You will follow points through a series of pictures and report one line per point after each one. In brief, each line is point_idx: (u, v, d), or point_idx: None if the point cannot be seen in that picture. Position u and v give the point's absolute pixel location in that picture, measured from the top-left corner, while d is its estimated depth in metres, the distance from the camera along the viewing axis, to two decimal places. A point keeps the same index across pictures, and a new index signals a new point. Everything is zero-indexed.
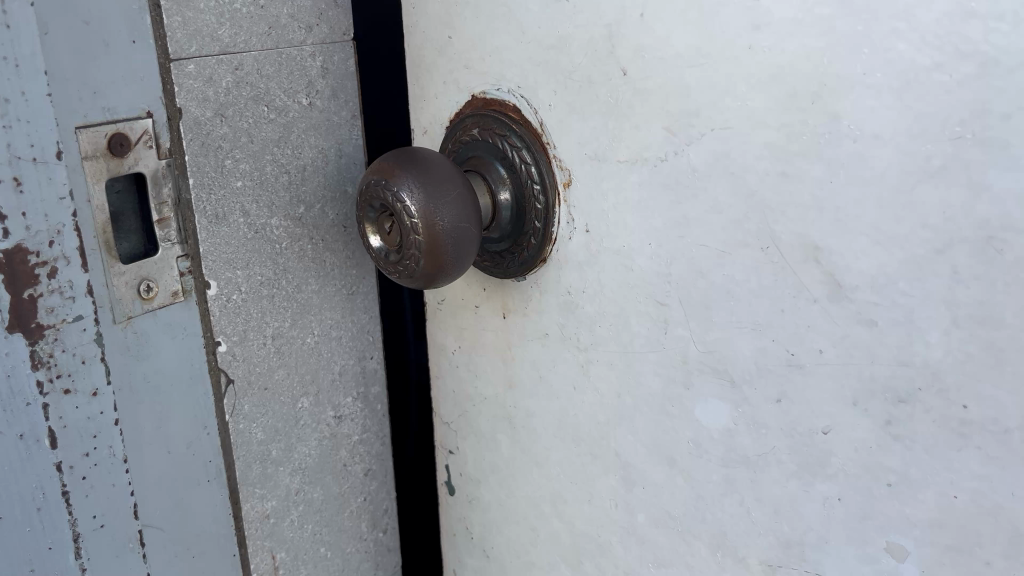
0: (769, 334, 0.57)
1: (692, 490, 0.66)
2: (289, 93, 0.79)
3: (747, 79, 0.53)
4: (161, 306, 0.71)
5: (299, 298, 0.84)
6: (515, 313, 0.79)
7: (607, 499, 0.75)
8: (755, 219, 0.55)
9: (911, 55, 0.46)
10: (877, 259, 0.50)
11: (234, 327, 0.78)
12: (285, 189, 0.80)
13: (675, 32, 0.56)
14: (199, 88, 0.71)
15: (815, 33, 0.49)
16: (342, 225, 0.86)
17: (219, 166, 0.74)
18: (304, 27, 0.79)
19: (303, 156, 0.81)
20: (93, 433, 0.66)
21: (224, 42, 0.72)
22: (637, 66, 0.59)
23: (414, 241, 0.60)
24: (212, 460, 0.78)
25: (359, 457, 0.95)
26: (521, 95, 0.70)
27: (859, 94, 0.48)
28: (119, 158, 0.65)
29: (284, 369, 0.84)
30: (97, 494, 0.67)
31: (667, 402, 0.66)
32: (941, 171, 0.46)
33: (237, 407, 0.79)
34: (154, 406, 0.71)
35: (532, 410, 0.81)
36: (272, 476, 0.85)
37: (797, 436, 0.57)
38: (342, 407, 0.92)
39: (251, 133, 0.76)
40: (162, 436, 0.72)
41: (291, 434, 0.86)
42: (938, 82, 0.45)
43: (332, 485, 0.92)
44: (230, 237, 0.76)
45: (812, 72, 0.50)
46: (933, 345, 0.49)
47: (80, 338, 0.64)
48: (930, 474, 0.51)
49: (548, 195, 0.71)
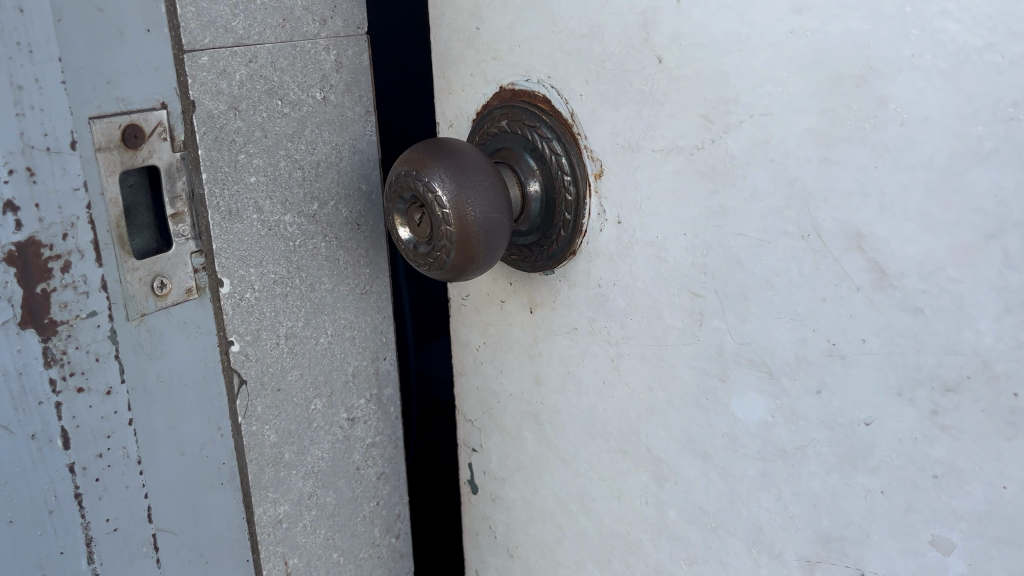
0: (810, 324, 0.57)
1: (727, 485, 0.66)
2: (304, 87, 0.77)
3: (789, 65, 0.53)
4: (174, 304, 0.69)
5: (313, 297, 0.82)
6: (542, 307, 0.79)
7: (637, 495, 0.75)
8: (795, 207, 0.55)
9: (962, 35, 0.45)
10: (924, 245, 0.50)
11: (248, 326, 0.76)
12: (299, 185, 0.78)
13: (714, 19, 0.56)
14: (213, 81, 0.69)
15: (860, 16, 0.49)
16: (356, 223, 0.85)
17: (233, 161, 0.72)
18: (318, 19, 0.78)
19: (317, 152, 0.80)
20: (106, 433, 0.64)
21: (237, 34, 0.71)
22: (673, 54, 0.60)
23: (445, 232, 0.65)
24: (226, 462, 0.76)
25: (372, 461, 0.94)
26: (551, 86, 0.71)
27: (907, 77, 0.48)
28: (133, 150, 0.64)
29: (297, 370, 0.82)
30: (110, 497, 0.65)
31: (702, 395, 0.66)
32: (993, 154, 0.46)
33: (249, 408, 0.77)
34: (169, 406, 0.69)
35: (560, 406, 0.81)
36: (285, 480, 0.83)
37: (838, 427, 0.57)
38: (355, 408, 0.90)
39: (265, 127, 0.74)
40: (177, 437, 0.70)
41: (304, 436, 0.84)
42: (989, 62, 0.45)
43: (345, 489, 0.90)
44: (244, 234, 0.74)
45: (856, 56, 0.50)
46: (983, 333, 0.48)
47: (94, 335, 0.62)
48: (980, 465, 0.51)
49: (578, 187, 0.71)
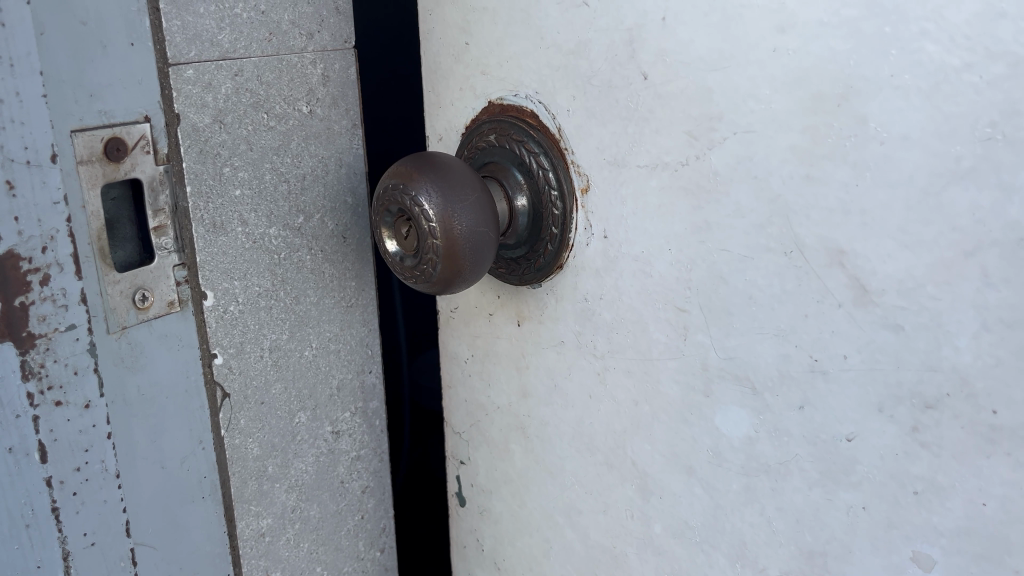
0: (792, 340, 0.57)
1: (711, 499, 0.66)
2: (290, 100, 0.77)
3: (771, 82, 0.53)
4: (156, 317, 0.68)
5: (298, 310, 0.82)
6: (530, 320, 0.79)
7: (623, 509, 0.75)
8: (778, 223, 0.55)
9: (940, 55, 0.46)
10: (904, 262, 0.50)
11: (231, 340, 0.76)
12: (284, 199, 0.78)
13: (698, 37, 0.57)
14: (198, 94, 0.69)
15: (841, 35, 0.49)
16: (342, 235, 0.85)
17: (217, 174, 0.72)
18: (305, 33, 0.78)
19: (303, 165, 0.79)
20: (84, 447, 0.63)
21: (223, 48, 0.71)
22: (659, 70, 0.60)
23: (432, 245, 0.65)
24: (208, 476, 0.75)
25: (357, 474, 0.93)
26: (539, 100, 0.71)
27: (887, 95, 0.48)
28: (115, 163, 0.63)
29: (281, 384, 0.82)
30: (88, 511, 0.64)
31: (687, 409, 0.66)
32: (971, 173, 0.46)
33: (232, 421, 0.77)
34: (150, 420, 0.69)
35: (547, 419, 0.80)
36: (268, 493, 0.82)
37: (820, 443, 0.57)
38: (340, 422, 0.90)
39: (250, 141, 0.74)
40: (158, 451, 0.70)
41: (288, 450, 0.84)
42: (967, 83, 0.45)
43: (329, 502, 0.90)
44: (228, 246, 0.74)
45: (838, 75, 0.50)
46: (962, 350, 0.49)
47: (73, 349, 0.61)
48: (961, 481, 0.51)
49: (565, 201, 0.71)
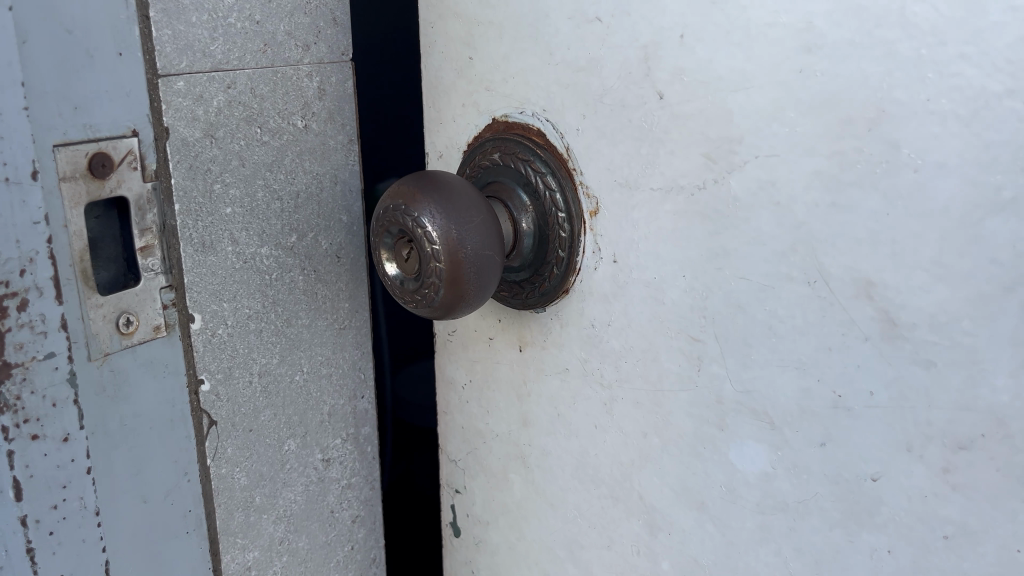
0: (814, 374, 0.54)
1: (723, 537, 0.63)
2: (284, 114, 0.74)
3: (796, 105, 0.51)
4: (141, 342, 0.64)
5: (288, 333, 0.78)
6: (532, 345, 0.76)
7: (628, 545, 0.72)
8: (801, 252, 0.53)
9: (980, 80, 0.43)
10: (938, 296, 0.48)
11: (218, 364, 0.72)
12: (276, 217, 0.75)
13: (718, 56, 0.54)
14: (188, 107, 0.66)
15: (874, 57, 0.47)
16: (336, 255, 0.81)
17: (207, 191, 0.68)
18: (302, 45, 0.75)
19: (297, 182, 0.76)
20: (62, 483, 0.59)
21: (216, 59, 0.67)
22: (675, 89, 0.58)
23: (434, 268, 0.62)
24: (192, 510, 0.71)
25: (347, 503, 0.89)
26: (546, 119, 0.69)
27: (922, 121, 0.46)
28: (100, 180, 0.60)
29: (270, 410, 0.78)
30: (65, 551, 0.60)
31: (698, 443, 0.63)
32: (1012, 203, 0.44)
33: (219, 450, 0.73)
34: (133, 451, 0.65)
35: (549, 449, 0.77)
36: (255, 525, 0.78)
37: (843, 482, 0.54)
38: (331, 449, 0.86)
39: (242, 156, 0.71)
40: (140, 485, 0.66)
41: (276, 479, 0.80)
42: (1010, 108, 0.43)
43: (319, 533, 0.86)
44: (216, 267, 0.70)
45: (869, 98, 0.48)
46: (999, 389, 0.46)
47: (51, 378, 0.57)
48: (994, 526, 0.48)
49: (573, 223, 0.68)
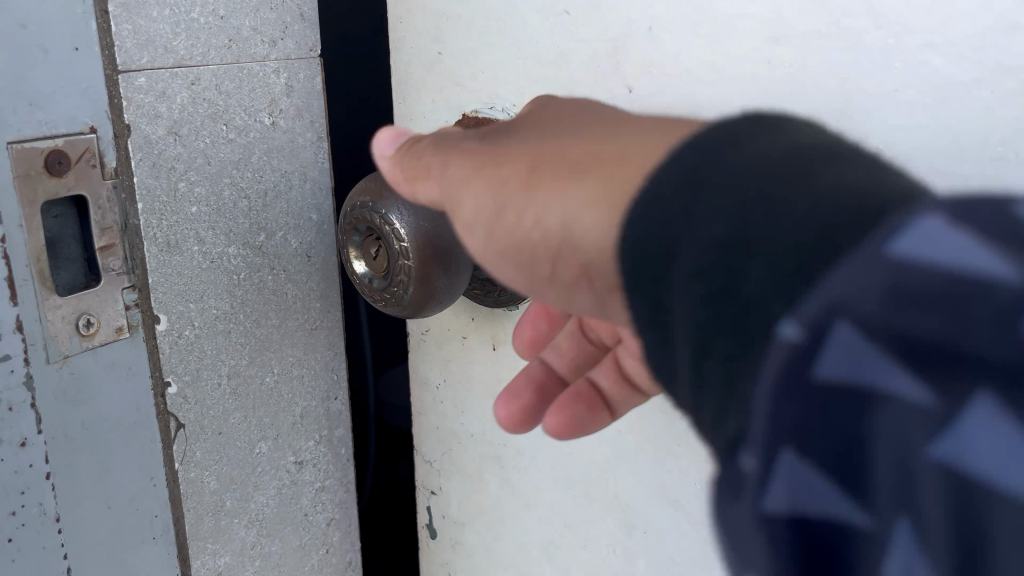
0: None
1: (697, 535, 0.63)
2: (250, 111, 0.72)
3: (763, 98, 0.51)
4: (102, 344, 0.63)
5: (257, 334, 0.77)
6: (506, 344, 0.75)
7: (603, 544, 0.71)
8: None
9: (949, 69, 0.44)
10: None
11: (186, 367, 0.71)
12: (243, 215, 0.73)
13: (687, 49, 0.54)
14: (150, 104, 0.64)
15: (841, 47, 0.47)
16: (306, 254, 0.80)
17: (172, 190, 0.67)
18: (268, 41, 0.73)
19: (264, 180, 0.75)
20: (21, 488, 0.58)
21: (178, 54, 0.66)
22: (642, 83, 0.57)
23: (403, 266, 0.61)
24: (159, 515, 0.70)
25: (321, 507, 0.88)
26: (516, 114, 0.68)
27: (890, 112, 0.46)
28: (57, 177, 0.58)
29: (240, 413, 0.77)
30: (25, 559, 0.59)
31: (673, 440, 0.63)
32: None
33: (188, 453, 0.72)
34: (95, 456, 0.63)
35: (523, 448, 0.77)
36: (226, 530, 0.77)
37: None
38: (304, 451, 0.84)
39: (208, 154, 0.69)
40: (104, 490, 0.64)
41: (247, 483, 0.78)
42: (977, 98, 0.43)
43: (292, 537, 0.85)
44: (182, 266, 0.69)
45: (836, 88, 0.48)
46: None
47: (7, 381, 0.56)
48: None
49: None
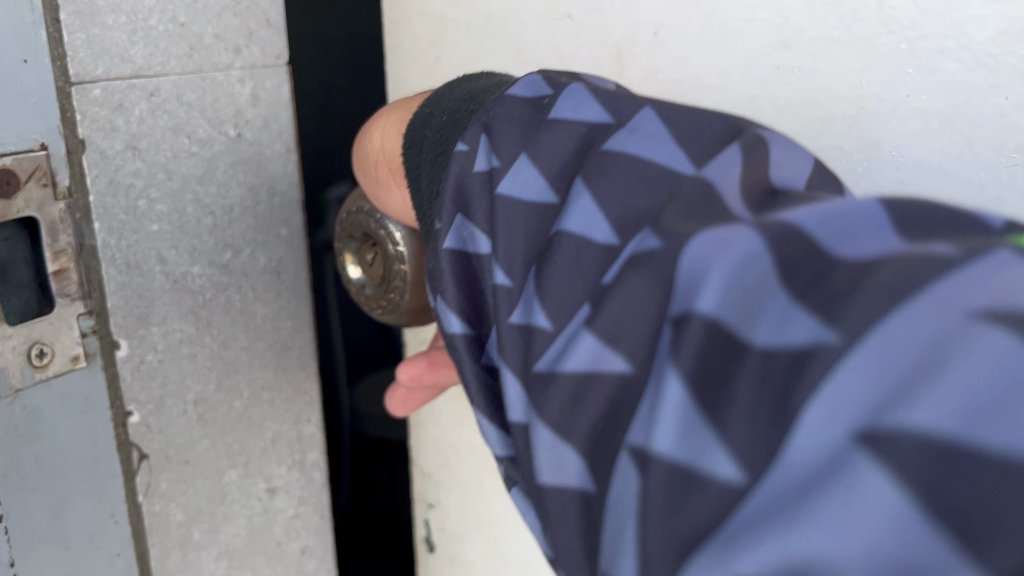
0: None
1: None
2: (214, 123, 0.68)
3: (774, 102, 0.55)
4: (56, 375, 0.59)
5: (225, 357, 0.73)
6: None
7: None
8: None
9: (962, 75, 0.48)
10: None
11: (148, 394, 0.67)
12: (208, 232, 0.69)
13: (697, 52, 0.58)
14: (106, 117, 0.61)
15: (854, 52, 0.51)
16: (274, 271, 0.76)
17: (131, 208, 0.63)
18: (232, 48, 0.69)
19: (230, 195, 0.71)
20: None
21: (136, 64, 0.62)
22: (653, 84, 0.61)
23: (398, 271, 0.62)
24: (121, 553, 0.66)
25: (294, 535, 0.84)
26: None
27: (901, 117, 0.51)
28: (4, 199, 0.54)
29: (208, 440, 0.73)
30: None
31: None
32: (997, 199, 0.49)
33: (152, 486, 0.68)
34: (51, 495, 0.59)
35: None
36: (194, 563, 0.73)
37: None
38: (275, 477, 0.80)
39: (169, 169, 0.66)
40: (61, 531, 0.60)
41: (216, 513, 0.74)
42: (993, 104, 0.47)
43: (265, 567, 0.81)
44: (143, 289, 0.65)
45: (849, 94, 0.52)
46: None
47: None
48: None
49: None
